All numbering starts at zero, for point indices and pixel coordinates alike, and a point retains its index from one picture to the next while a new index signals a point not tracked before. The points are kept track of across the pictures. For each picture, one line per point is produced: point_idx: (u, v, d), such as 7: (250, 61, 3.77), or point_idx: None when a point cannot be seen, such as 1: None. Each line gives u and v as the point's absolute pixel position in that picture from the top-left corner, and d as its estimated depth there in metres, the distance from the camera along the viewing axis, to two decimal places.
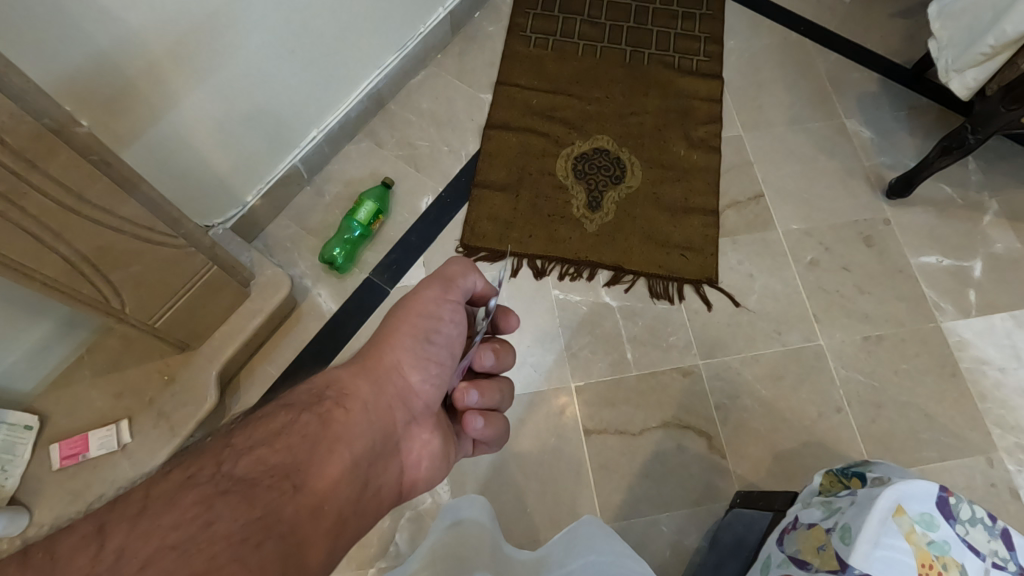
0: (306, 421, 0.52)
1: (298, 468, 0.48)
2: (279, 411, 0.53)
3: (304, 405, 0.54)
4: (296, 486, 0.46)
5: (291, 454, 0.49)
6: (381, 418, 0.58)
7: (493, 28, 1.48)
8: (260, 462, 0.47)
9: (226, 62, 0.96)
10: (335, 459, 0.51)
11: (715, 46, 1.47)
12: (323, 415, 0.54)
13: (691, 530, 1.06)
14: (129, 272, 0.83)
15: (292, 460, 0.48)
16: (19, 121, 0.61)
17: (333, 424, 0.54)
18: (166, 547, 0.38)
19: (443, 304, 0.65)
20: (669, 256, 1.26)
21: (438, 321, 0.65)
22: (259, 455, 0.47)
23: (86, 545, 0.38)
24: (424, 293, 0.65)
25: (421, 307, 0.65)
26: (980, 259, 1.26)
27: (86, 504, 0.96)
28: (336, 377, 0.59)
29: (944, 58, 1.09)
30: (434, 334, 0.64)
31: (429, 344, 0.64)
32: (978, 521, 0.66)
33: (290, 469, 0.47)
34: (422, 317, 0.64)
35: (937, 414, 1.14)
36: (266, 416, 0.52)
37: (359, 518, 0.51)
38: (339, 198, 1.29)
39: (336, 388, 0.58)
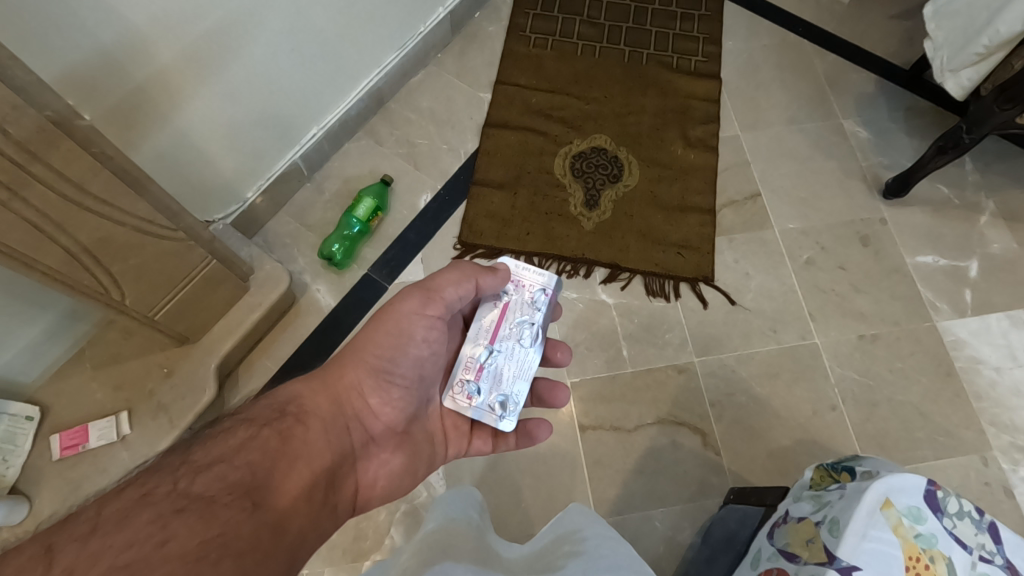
0: (268, 437, 0.56)
1: (261, 481, 0.50)
2: (240, 426, 0.56)
3: (266, 422, 0.58)
4: (256, 501, 0.48)
5: (254, 469, 0.51)
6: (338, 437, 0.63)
7: (493, 28, 1.49)
8: (222, 477, 0.48)
9: (226, 59, 0.97)
10: (295, 475, 0.54)
11: (713, 47, 1.48)
12: (284, 430, 0.58)
13: (685, 525, 1.07)
14: (130, 264, 0.85)
15: (255, 474, 0.51)
16: (21, 112, 0.62)
17: (294, 441, 0.57)
18: (119, 565, 0.38)
19: (416, 330, 0.70)
20: (665, 254, 1.27)
21: (405, 342, 0.70)
22: (222, 471, 0.49)
23: (36, 565, 0.37)
24: (396, 312, 0.70)
25: (392, 327, 0.70)
26: (976, 260, 1.27)
27: (86, 494, 0.97)
28: (296, 396, 0.64)
29: (939, 58, 1.10)
30: (395, 357, 0.69)
31: (392, 365, 0.69)
32: (965, 514, 0.67)
33: (255, 483, 0.50)
34: (394, 334, 0.69)
35: (931, 413, 1.15)
36: (228, 430, 0.55)
37: (319, 534, 0.53)
38: (338, 195, 1.30)
39: (296, 407, 0.63)
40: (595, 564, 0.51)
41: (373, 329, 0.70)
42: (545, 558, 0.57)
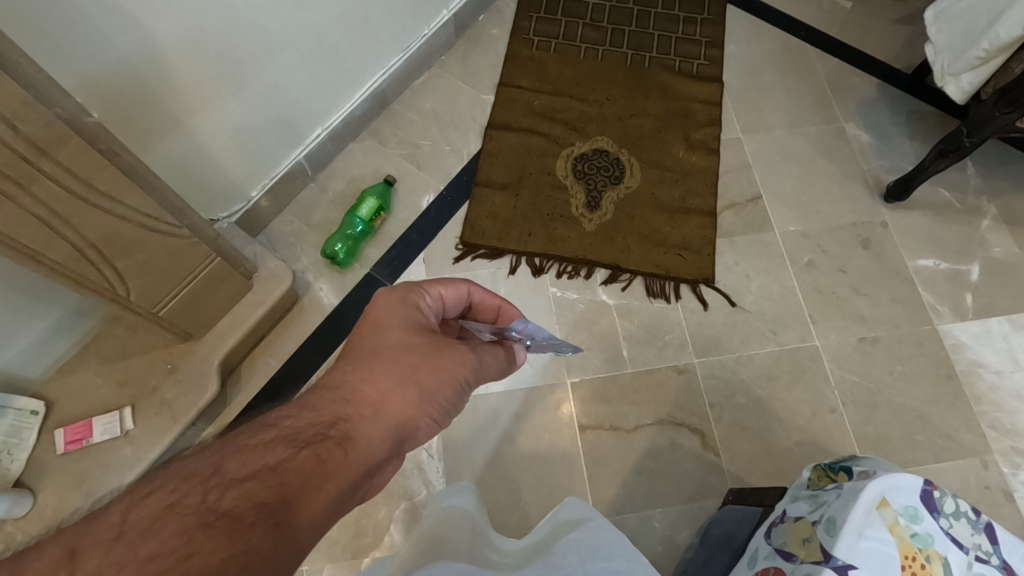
0: (310, 457, 0.43)
1: (293, 506, 0.39)
2: (276, 436, 0.44)
3: (307, 441, 0.45)
4: (281, 526, 0.38)
5: (286, 493, 0.40)
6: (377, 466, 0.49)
7: (497, 31, 1.51)
8: (250, 497, 0.38)
9: (232, 59, 0.98)
10: (328, 499, 0.42)
11: (715, 50, 1.49)
12: (325, 455, 0.44)
13: (683, 526, 1.07)
14: (135, 261, 0.86)
15: (286, 501, 0.39)
16: (31, 108, 0.63)
17: (337, 465, 0.44)
18: None
19: (464, 382, 0.60)
20: (666, 256, 1.28)
21: (458, 393, 0.59)
22: (251, 488, 0.38)
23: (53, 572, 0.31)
24: (455, 358, 0.59)
25: (447, 366, 0.58)
26: (977, 263, 1.27)
27: (90, 488, 0.98)
28: (335, 409, 0.50)
29: (940, 62, 1.11)
30: (442, 401, 0.57)
31: (444, 407, 0.57)
32: (963, 515, 0.67)
33: (287, 506, 0.39)
34: (450, 375, 0.58)
35: (931, 416, 1.15)
36: (263, 439, 0.43)
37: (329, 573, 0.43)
38: (342, 195, 1.32)
39: (338, 424, 0.48)
40: (591, 556, 0.52)
41: (426, 357, 0.58)
42: (540, 551, 0.57)
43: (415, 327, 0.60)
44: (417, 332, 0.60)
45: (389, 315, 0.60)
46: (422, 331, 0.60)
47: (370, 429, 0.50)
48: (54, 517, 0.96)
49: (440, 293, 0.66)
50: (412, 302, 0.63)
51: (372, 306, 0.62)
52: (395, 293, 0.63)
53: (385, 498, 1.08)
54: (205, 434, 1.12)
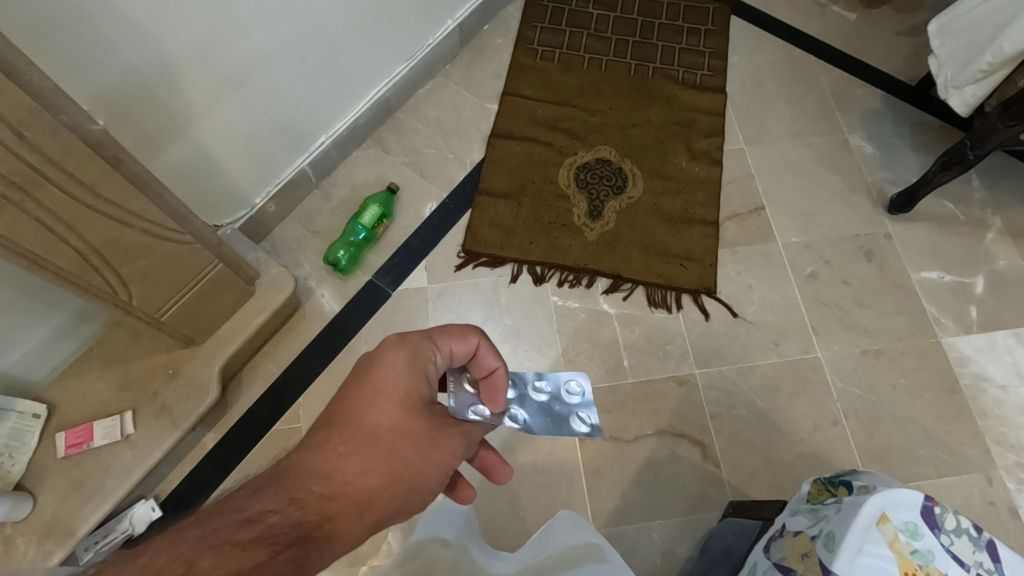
0: (285, 563, 0.45)
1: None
2: (255, 537, 0.45)
3: (287, 542, 0.46)
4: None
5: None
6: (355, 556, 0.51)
7: (501, 41, 1.52)
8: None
9: (238, 68, 0.99)
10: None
11: (719, 61, 1.50)
12: (301, 560, 0.46)
13: (683, 538, 1.06)
14: (137, 266, 0.87)
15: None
16: (36, 116, 0.64)
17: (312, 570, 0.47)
18: None
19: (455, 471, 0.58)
20: (668, 265, 1.27)
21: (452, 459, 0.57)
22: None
23: None
24: (446, 448, 0.57)
25: (437, 457, 0.56)
26: (982, 276, 1.26)
27: (89, 491, 0.98)
28: (319, 500, 0.50)
29: (944, 75, 1.10)
30: (432, 492, 0.56)
31: (430, 496, 0.56)
32: (964, 532, 0.66)
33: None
34: (440, 467, 0.56)
35: (935, 430, 1.13)
36: (240, 542, 0.44)
37: None
38: (345, 202, 1.32)
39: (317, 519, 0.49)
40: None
41: (417, 441, 0.55)
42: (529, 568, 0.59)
43: (411, 391, 0.57)
44: (411, 402, 0.56)
45: (384, 371, 0.56)
46: (417, 397, 0.57)
47: (353, 524, 0.51)
48: (53, 520, 0.96)
49: (445, 345, 0.59)
50: (416, 354, 0.57)
51: (372, 353, 0.57)
52: (402, 337, 0.58)
53: None
54: (205, 440, 1.12)
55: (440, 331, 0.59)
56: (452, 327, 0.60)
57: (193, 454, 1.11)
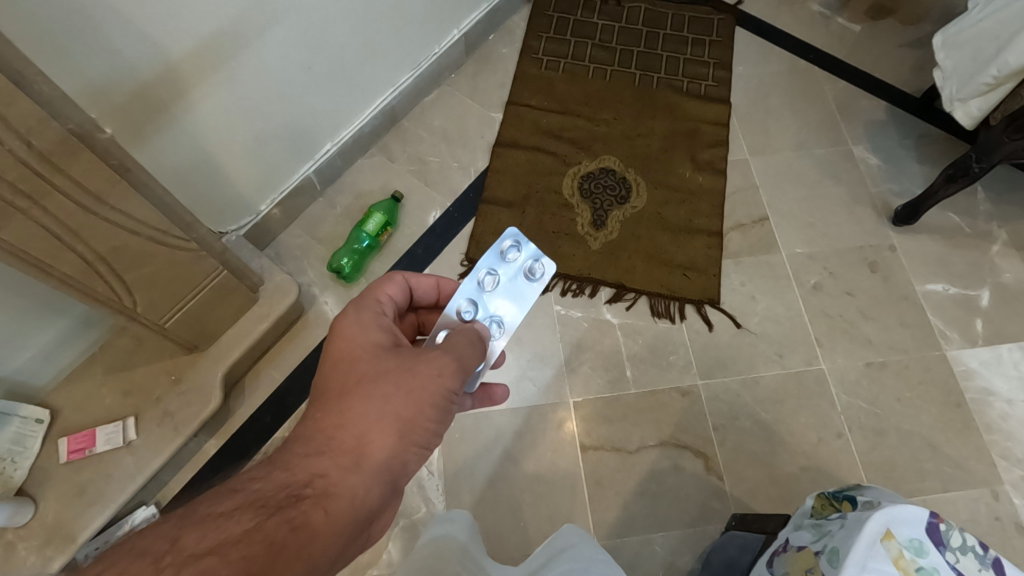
0: (282, 525, 0.41)
1: None
2: (255, 505, 0.42)
3: (281, 504, 0.43)
4: None
5: (252, 568, 0.37)
6: (368, 514, 0.48)
7: (506, 50, 1.53)
8: None
9: (244, 76, 1.00)
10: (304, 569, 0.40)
11: (724, 72, 1.50)
12: (298, 518, 0.42)
13: (685, 551, 1.06)
14: (143, 272, 0.87)
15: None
16: (45, 124, 0.65)
17: (314, 525, 0.43)
18: None
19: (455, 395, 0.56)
20: (671, 275, 1.27)
21: (446, 404, 0.55)
22: (216, 566, 0.36)
23: None
24: (435, 372, 0.54)
25: (428, 385, 0.54)
26: (987, 289, 1.25)
27: (90, 498, 0.98)
28: (310, 461, 0.47)
29: (949, 87, 1.11)
30: (433, 424, 0.54)
31: (433, 428, 0.54)
32: (970, 549, 0.65)
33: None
34: (436, 396, 0.54)
35: (941, 444, 1.12)
36: (240, 516, 0.40)
37: None
38: (350, 210, 1.33)
39: (313, 480, 0.46)
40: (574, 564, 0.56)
41: (397, 375, 0.54)
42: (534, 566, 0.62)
43: (377, 339, 0.59)
44: (378, 348, 0.58)
45: (359, 335, 0.59)
46: (385, 343, 0.59)
47: (353, 476, 0.48)
48: (55, 526, 0.96)
49: (381, 296, 0.67)
50: (371, 313, 0.62)
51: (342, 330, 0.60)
52: (358, 310, 0.62)
53: None
54: (207, 446, 1.12)
55: (372, 290, 0.67)
56: (379, 280, 0.69)
57: (194, 460, 1.11)
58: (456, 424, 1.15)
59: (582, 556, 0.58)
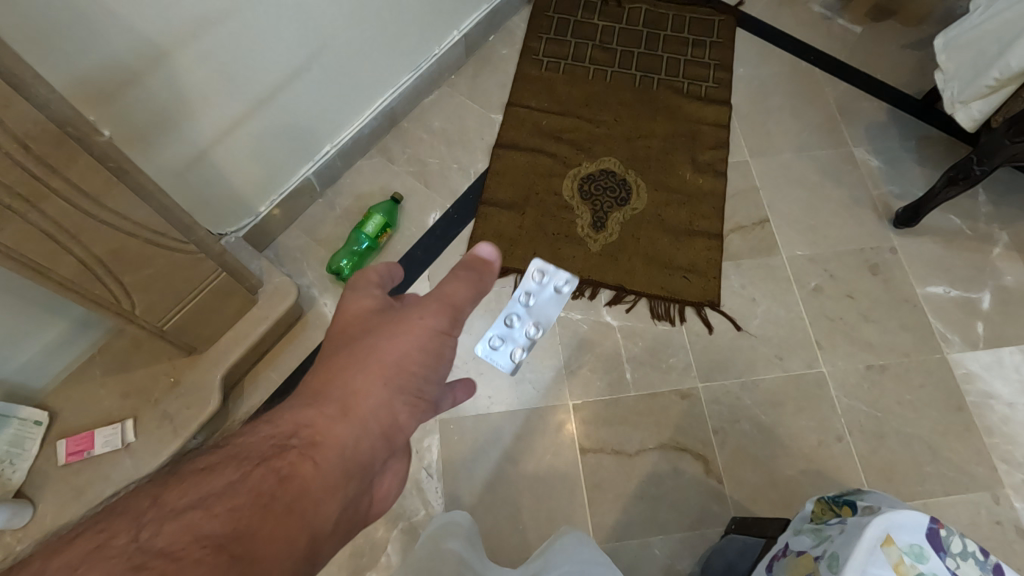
0: (263, 476, 0.38)
1: (252, 534, 0.34)
2: (241, 461, 0.39)
3: (265, 456, 0.40)
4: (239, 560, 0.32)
5: (238, 517, 0.34)
6: (359, 462, 0.44)
7: (506, 52, 1.52)
8: (191, 530, 0.33)
9: (244, 77, 1.00)
10: (296, 517, 0.37)
11: (724, 73, 1.50)
12: (286, 468, 0.39)
13: (685, 554, 1.05)
14: (141, 275, 0.87)
15: (241, 522, 0.34)
16: (42, 127, 0.65)
17: (304, 474, 0.40)
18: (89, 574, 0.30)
19: (445, 338, 0.52)
20: (671, 278, 1.27)
21: (433, 352, 0.51)
22: (195, 517, 0.34)
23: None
24: (417, 319, 0.52)
25: (413, 331, 0.51)
26: (988, 292, 1.25)
27: (89, 500, 0.98)
28: (298, 413, 0.45)
29: (950, 90, 1.10)
30: (427, 369, 0.51)
31: (425, 376, 0.50)
32: (970, 555, 0.65)
33: (244, 535, 0.34)
34: (420, 344, 0.51)
35: (942, 448, 1.12)
36: (224, 473, 0.38)
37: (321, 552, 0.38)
38: (350, 211, 1.33)
39: (302, 430, 0.43)
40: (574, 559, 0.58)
41: (381, 331, 0.51)
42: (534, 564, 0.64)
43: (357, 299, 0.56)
44: (362, 306, 0.54)
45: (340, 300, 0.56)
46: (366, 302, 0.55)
47: (343, 425, 0.45)
48: (54, 529, 0.96)
49: None
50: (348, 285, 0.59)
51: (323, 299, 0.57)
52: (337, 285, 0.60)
53: (383, 517, 1.07)
54: (206, 448, 1.12)
55: None
56: None
57: None
58: (455, 426, 1.14)
59: (581, 552, 0.60)
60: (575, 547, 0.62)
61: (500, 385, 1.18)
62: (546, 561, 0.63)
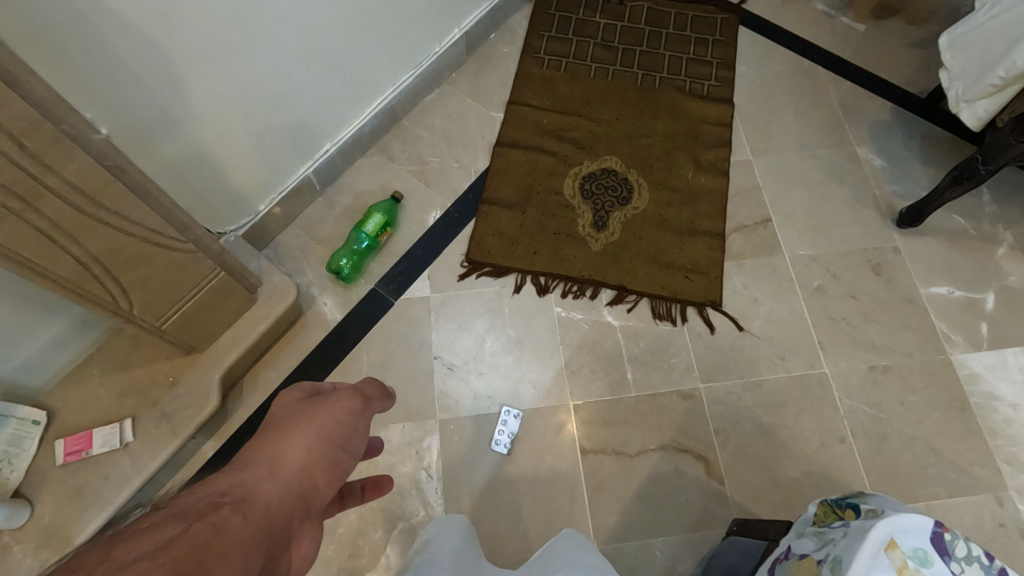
0: (204, 529, 0.31)
1: None
2: (174, 516, 0.32)
3: (198, 512, 0.33)
4: None
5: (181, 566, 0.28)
6: (286, 527, 0.36)
7: (507, 50, 1.52)
8: None
9: (242, 75, 0.99)
10: None
11: (727, 71, 1.49)
12: (222, 524, 0.32)
13: (686, 556, 1.05)
14: (139, 274, 0.86)
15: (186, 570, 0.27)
16: (38, 125, 0.64)
17: (244, 532, 0.33)
18: None
19: (362, 417, 0.47)
20: (673, 278, 1.26)
21: (354, 430, 0.46)
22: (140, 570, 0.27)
23: None
24: (332, 398, 0.47)
25: (330, 407, 0.46)
26: (993, 292, 1.24)
27: (87, 501, 0.98)
28: (223, 478, 0.37)
29: (955, 89, 1.09)
30: (349, 443, 0.45)
31: (351, 451, 0.44)
32: (974, 559, 0.63)
33: None
34: (343, 420, 0.45)
35: (945, 449, 1.11)
36: (154, 530, 0.31)
37: None
38: (349, 210, 1.32)
39: (230, 492, 0.36)
40: (571, 558, 0.58)
41: (297, 410, 0.45)
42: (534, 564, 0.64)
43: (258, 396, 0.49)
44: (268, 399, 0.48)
45: None
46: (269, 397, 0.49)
47: (274, 487, 0.38)
48: (51, 529, 0.96)
49: None
50: None
51: None
52: None
53: (383, 518, 1.07)
54: (204, 448, 1.11)
55: None
56: None
57: (192, 462, 1.10)
58: (455, 427, 1.14)
59: (580, 553, 0.60)
60: (574, 547, 0.62)
61: (500, 385, 1.17)
62: (545, 561, 0.63)
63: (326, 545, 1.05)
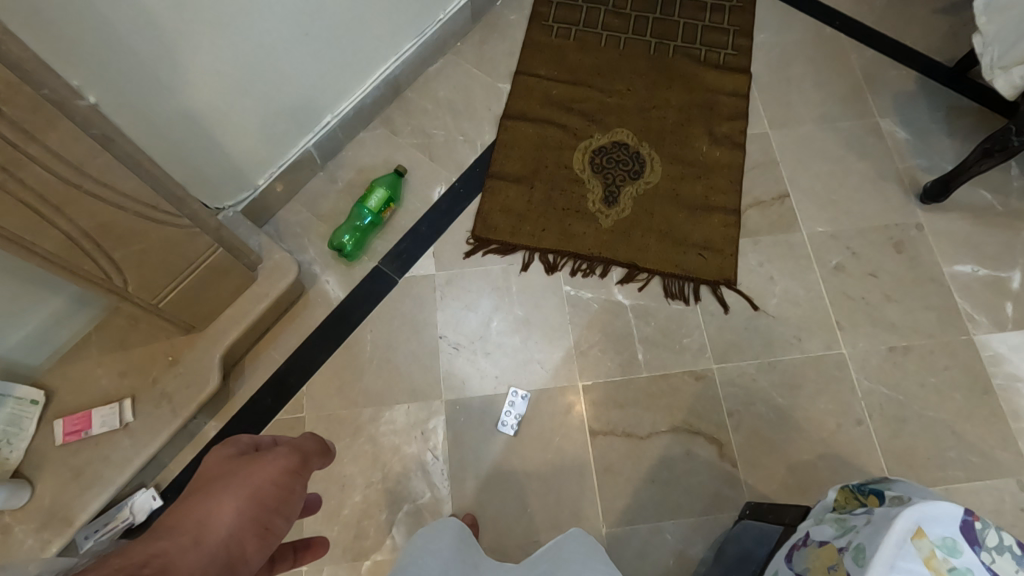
0: None
1: None
2: None
3: None
4: None
5: None
6: None
7: (515, 17, 1.45)
8: None
9: (238, 39, 0.94)
10: None
11: (744, 39, 1.42)
12: None
13: (697, 540, 1.03)
14: (132, 250, 0.83)
15: None
16: (17, 90, 0.60)
17: None
18: None
19: (299, 474, 0.50)
20: (686, 255, 1.22)
21: (290, 489, 0.48)
22: None
23: None
24: (271, 456, 0.50)
25: (264, 467, 0.48)
26: (1019, 271, 1.19)
27: (88, 481, 0.96)
28: (147, 543, 0.40)
29: (990, 54, 1.03)
30: (280, 505, 0.47)
31: (282, 513, 0.47)
32: (1006, 549, 0.60)
33: None
34: (278, 479, 0.48)
35: (965, 432, 1.08)
36: None
37: None
38: (352, 184, 1.28)
39: (150, 560, 0.38)
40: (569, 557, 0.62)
41: (234, 470, 0.48)
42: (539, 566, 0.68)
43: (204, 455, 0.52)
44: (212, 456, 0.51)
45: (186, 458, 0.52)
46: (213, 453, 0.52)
47: (192, 555, 0.40)
48: (51, 510, 0.94)
49: None
50: None
51: None
52: None
53: (387, 500, 1.05)
54: (206, 428, 1.10)
55: None
56: None
57: (193, 442, 1.09)
58: (462, 408, 1.11)
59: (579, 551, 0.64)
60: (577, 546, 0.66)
61: (507, 365, 1.14)
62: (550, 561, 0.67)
63: (331, 526, 1.03)
